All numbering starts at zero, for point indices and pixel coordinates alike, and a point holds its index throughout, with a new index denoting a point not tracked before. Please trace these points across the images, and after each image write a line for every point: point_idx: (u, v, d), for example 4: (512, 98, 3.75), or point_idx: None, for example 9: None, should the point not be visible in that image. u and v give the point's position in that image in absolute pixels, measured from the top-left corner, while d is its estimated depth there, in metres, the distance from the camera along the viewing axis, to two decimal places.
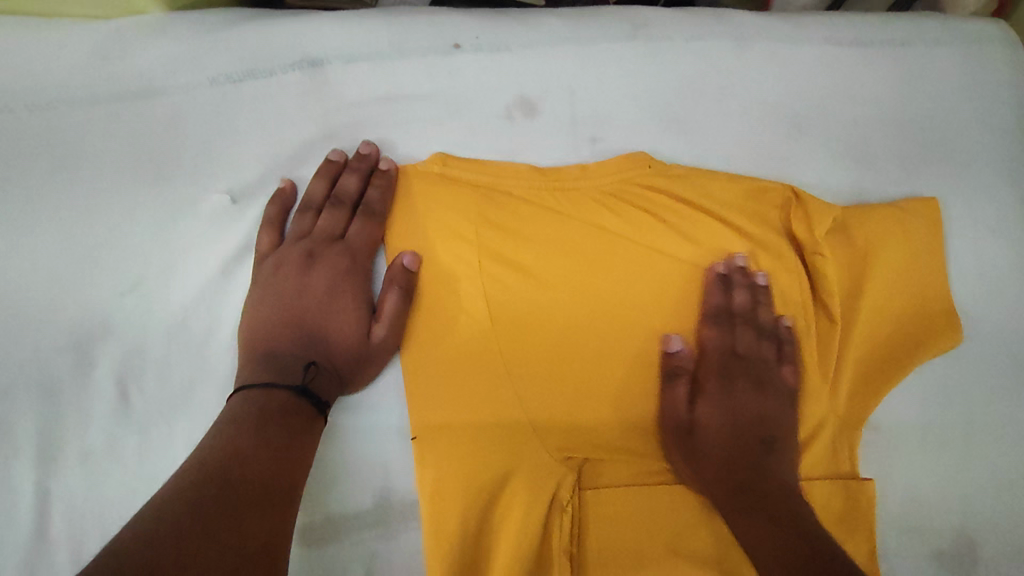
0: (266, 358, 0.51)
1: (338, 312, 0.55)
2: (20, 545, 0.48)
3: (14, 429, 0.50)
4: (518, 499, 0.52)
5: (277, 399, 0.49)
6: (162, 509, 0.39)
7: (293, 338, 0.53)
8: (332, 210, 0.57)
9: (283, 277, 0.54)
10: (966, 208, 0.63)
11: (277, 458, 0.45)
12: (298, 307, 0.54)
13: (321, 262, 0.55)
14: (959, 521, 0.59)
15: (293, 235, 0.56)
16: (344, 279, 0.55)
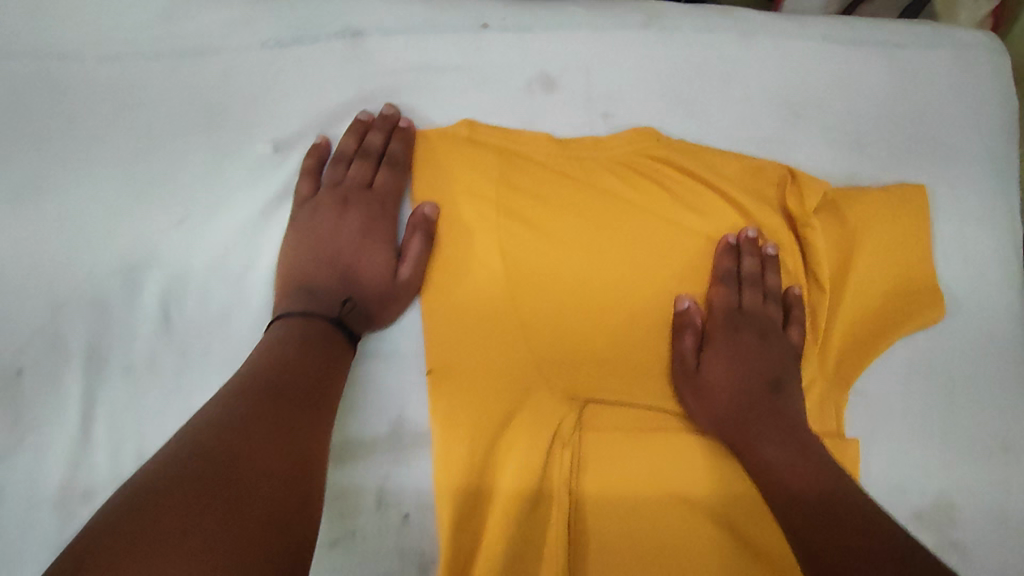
0: (306, 290, 0.57)
1: (370, 253, 0.60)
2: (69, 442, 0.53)
3: (67, 340, 0.55)
4: (524, 433, 0.57)
5: (315, 326, 0.55)
6: (218, 416, 0.45)
7: (329, 275, 0.59)
8: (361, 161, 0.62)
9: (321, 220, 0.60)
10: (951, 196, 0.68)
11: (309, 376, 0.50)
12: (333, 248, 0.60)
13: (354, 207, 0.61)
14: (937, 484, 0.63)
15: (328, 184, 0.62)
16: (375, 223, 0.61)
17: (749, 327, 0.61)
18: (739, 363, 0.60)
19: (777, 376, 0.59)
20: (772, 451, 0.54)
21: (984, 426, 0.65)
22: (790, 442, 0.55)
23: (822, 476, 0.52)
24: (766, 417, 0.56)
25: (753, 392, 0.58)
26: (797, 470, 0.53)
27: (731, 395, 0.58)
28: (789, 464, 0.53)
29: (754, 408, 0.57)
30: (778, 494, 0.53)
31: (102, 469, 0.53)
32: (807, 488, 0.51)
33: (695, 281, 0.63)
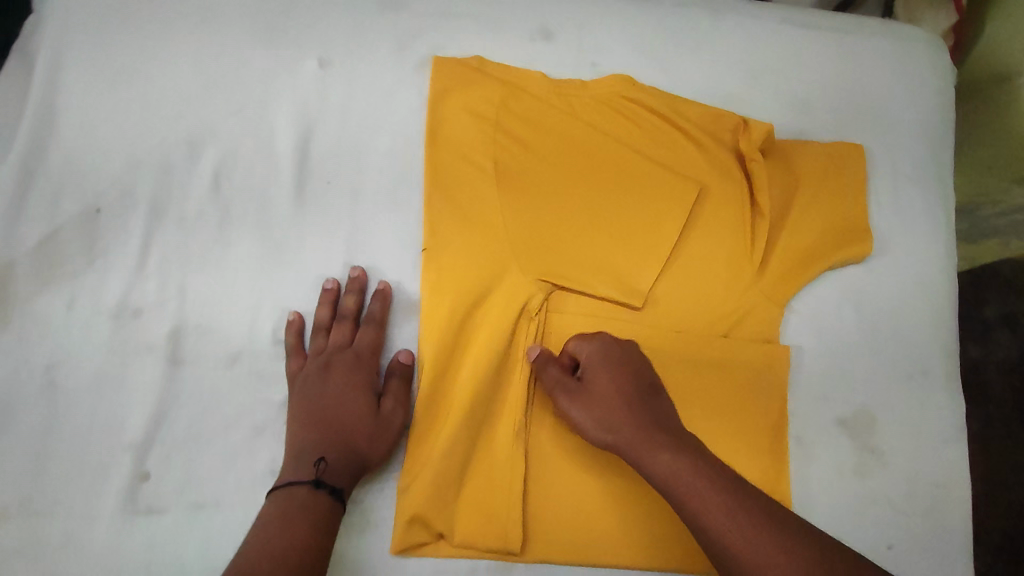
0: (291, 459, 0.59)
1: (348, 403, 0.63)
2: (128, 269, 0.65)
3: (135, 192, 0.67)
4: (496, 307, 0.67)
5: (297, 496, 0.56)
6: None
7: (311, 431, 0.61)
8: (338, 325, 0.66)
9: (305, 389, 0.63)
10: (887, 159, 0.79)
11: (299, 551, 0.52)
12: (321, 406, 0.62)
13: (335, 366, 0.64)
14: (861, 398, 0.72)
15: (313, 350, 0.65)
16: (354, 377, 0.64)
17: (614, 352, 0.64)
18: (615, 371, 0.63)
19: (646, 382, 0.63)
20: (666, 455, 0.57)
21: (906, 352, 0.74)
22: (683, 451, 0.57)
23: (714, 477, 0.55)
24: (646, 418, 0.60)
25: (630, 399, 0.61)
26: (689, 481, 0.55)
27: (613, 404, 0.61)
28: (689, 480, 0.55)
29: (637, 420, 0.60)
30: (680, 502, 0.55)
31: (151, 295, 0.65)
32: (705, 499, 0.54)
33: (656, 201, 0.73)
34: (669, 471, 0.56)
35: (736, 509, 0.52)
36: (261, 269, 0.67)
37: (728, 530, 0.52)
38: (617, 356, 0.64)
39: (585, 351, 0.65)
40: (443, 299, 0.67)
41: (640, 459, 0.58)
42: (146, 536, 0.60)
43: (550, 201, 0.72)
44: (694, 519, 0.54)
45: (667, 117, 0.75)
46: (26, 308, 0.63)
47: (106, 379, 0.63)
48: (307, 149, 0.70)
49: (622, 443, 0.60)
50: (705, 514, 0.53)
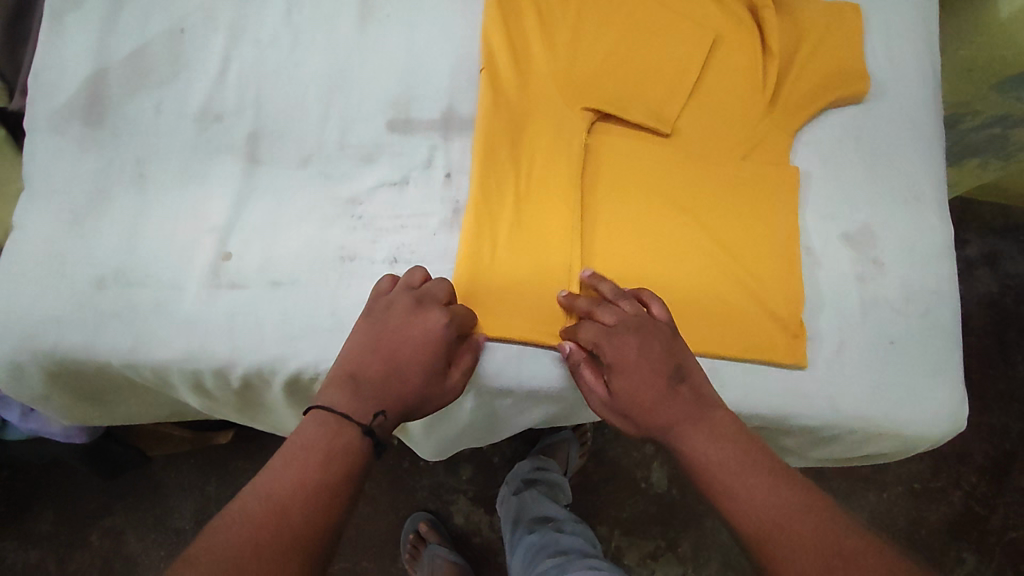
0: (349, 383, 0.60)
1: (420, 355, 0.63)
2: (210, 81, 0.72)
3: (217, 18, 0.74)
4: (540, 126, 0.75)
5: (346, 434, 0.57)
6: (230, 526, 0.49)
7: (380, 376, 0.62)
8: (441, 280, 0.66)
9: (387, 316, 0.63)
10: (882, 17, 0.87)
11: (331, 492, 0.53)
12: (394, 346, 0.63)
13: (428, 311, 0.64)
14: (866, 218, 0.79)
15: (404, 285, 0.66)
16: (438, 333, 0.63)
17: (626, 336, 0.65)
18: (637, 358, 0.64)
19: (669, 361, 0.65)
20: (701, 444, 0.60)
21: (903, 180, 0.81)
22: (711, 427, 0.61)
23: (736, 459, 0.58)
24: (678, 399, 0.63)
25: (656, 372, 0.64)
26: (721, 458, 0.59)
27: (644, 398, 0.64)
28: (718, 452, 0.59)
29: (665, 408, 0.63)
30: (706, 485, 0.59)
31: (230, 104, 0.71)
32: (736, 464, 0.58)
33: (681, 44, 0.81)
34: (698, 459, 0.60)
35: (747, 487, 0.56)
36: (329, 88, 0.74)
37: (745, 489, 0.56)
38: (630, 340, 0.65)
39: (591, 331, 0.66)
40: (498, 115, 0.74)
41: (680, 445, 0.62)
42: (228, 307, 0.65)
43: (587, 40, 0.80)
44: (718, 496, 0.57)
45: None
46: (120, 108, 0.70)
47: (190, 173, 0.69)
48: None
49: (655, 426, 0.63)
50: (726, 495, 0.57)
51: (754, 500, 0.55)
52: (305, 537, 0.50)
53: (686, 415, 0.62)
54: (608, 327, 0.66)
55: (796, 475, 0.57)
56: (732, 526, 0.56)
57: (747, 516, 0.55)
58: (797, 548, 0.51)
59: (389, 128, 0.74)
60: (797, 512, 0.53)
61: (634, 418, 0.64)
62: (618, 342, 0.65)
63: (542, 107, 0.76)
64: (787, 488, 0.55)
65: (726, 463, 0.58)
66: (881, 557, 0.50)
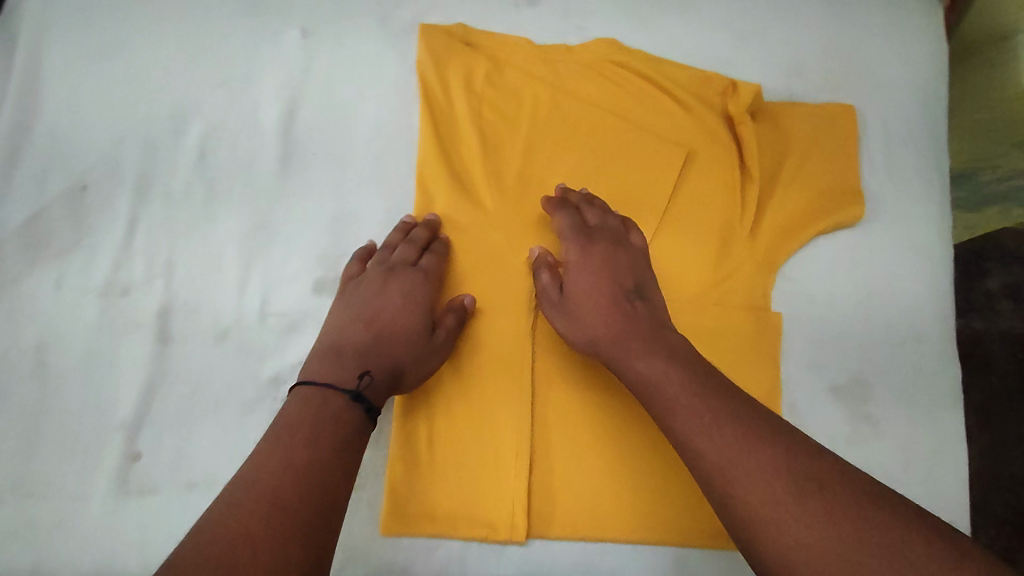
0: (334, 354, 0.59)
1: (403, 316, 0.62)
2: (114, 247, 0.65)
3: (122, 169, 0.66)
4: (483, 281, 0.67)
5: (332, 403, 0.55)
6: (216, 524, 0.46)
7: (363, 334, 0.61)
8: (408, 243, 0.66)
9: (362, 290, 0.64)
10: (879, 120, 0.77)
11: (325, 465, 0.51)
12: (374, 312, 0.62)
13: (398, 279, 0.64)
14: (857, 366, 0.71)
15: (374, 262, 0.65)
16: (414, 292, 0.64)
17: (598, 240, 0.65)
18: (596, 263, 0.64)
19: (632, 279, 0.63)
20: (642, 362, 0.57)
21: (899, 316, 0.73)
22: (653, 343, 0.58)
23: (692, 384, 0.54)
24: (631, 317, 0.60)
25: (614, 280, 0.63)
26: (672, 385, 0.55)
27: (594, 300, 0.62)
28: (663, 372, 0.56)
29: (613, 317, 0.60)
30: (651, 403, 0.56)
31: (139, 272, 0.64)
32: (684, 386, 0.54)
33: (645, 171, 0.72)
34: (648, 374, 0.56)
35: (706, 411, 0.52)
36: (248, 242, 0.66)
37: (702, 418, 0.52)
38: (601, 246, 0.65)
39: (563, 220, 0.67)
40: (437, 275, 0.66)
41: (618, 363, 0.59)
42: (137, 517, 0.59)
43: (540, 171, 0.71)
44: (671, 425, 0.53)
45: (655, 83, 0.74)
46: (17, 286, 0.63)
47: (96, 358, 0.62)
48: (283, 120, 0.69)
49: (597, 339, 0.60)
50: (678, 419, 0.53)
51: (710, 438, 0.51)
52: (307, 514, 0.48)
53: (636, 329, 0.59)
54: (587, 226, 0.66)
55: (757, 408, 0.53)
56: (687, 459, 0.52)
57: (707, 445, 0.51)
58: (762, 480, 0.48)
59: (315, 289, 0.66)
60: (761, 442, 0.50)
61: (581, 313, 0.61)
62: (586, 241, 0.65)
63: (488, 257, 0.68)
64: (741, 426, 0.51)
65: (673, 390, 0.54)
66: (844, 490, 0.47)
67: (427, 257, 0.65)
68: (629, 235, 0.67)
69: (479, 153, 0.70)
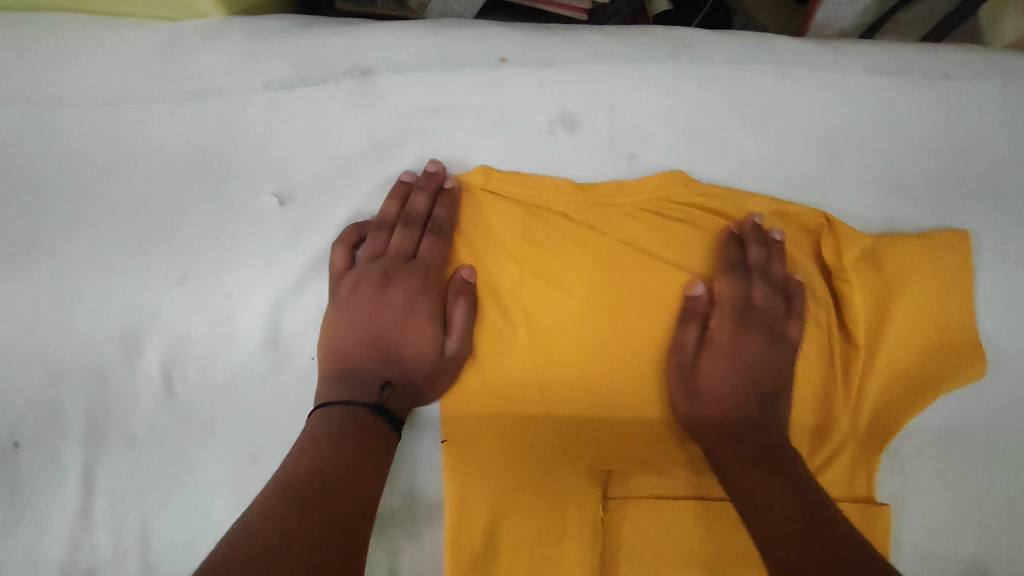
0: (344, 377, 0.52)
1: (415, 327, 0.55)
2: (68, 522, 0.51)
3: (66, 412, 0.52)
4: (530, 513, 0.53)
5: (356, 415, 0.50)
6: (250, 523, 0.40)
7: (370, 354, 0.54)
8: (404, 230, 0.57)
9: (358, 301, 0.55)
10: (997, 243, 0.62)
11: (358, 471, 0.47)
12: (376, 324, 0.55)
13: (397, 283, 0.56)
14: (975, 551, 0.59)
15: (366, 256, 0.57)
16: (420, 296, 0.56)
17: (758, 327, 0.58)
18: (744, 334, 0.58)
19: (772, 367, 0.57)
20: (753, 470, 0.50)
21: None
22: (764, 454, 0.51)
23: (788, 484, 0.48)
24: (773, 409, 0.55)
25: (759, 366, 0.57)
26: (777, 483, 0.48)
27: (714, 370, 0.56)
28: (763, 479, 0.49)
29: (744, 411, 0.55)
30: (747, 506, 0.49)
31: (103, 551, 0.50)
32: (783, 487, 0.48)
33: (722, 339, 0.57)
34: (754, 480, 0.49)
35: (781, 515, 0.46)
36: (236, 495, 0.51)
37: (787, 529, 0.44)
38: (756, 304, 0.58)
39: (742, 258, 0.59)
40: (488, 500, 0.53)
41: (726, 471, 0.52)
42: None
43: (592, 346, 0.56)
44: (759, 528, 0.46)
45: (752, 231, 0.59)
46: None
47: None
48: (260, 319, 0.54)
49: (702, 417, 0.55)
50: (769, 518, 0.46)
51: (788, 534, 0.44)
52: (341, 518, 0.43)
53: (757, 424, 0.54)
54: (744, 266, 0.59)
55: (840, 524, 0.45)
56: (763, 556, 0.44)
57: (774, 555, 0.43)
58: None
59: None
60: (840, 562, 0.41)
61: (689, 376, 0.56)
62: (684, 322, 0.57)
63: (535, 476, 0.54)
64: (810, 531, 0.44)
65: (772, 487, 0.48)
66: None
67: (429, 240, 0.57)
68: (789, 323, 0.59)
69: (525, 327, 0.56)
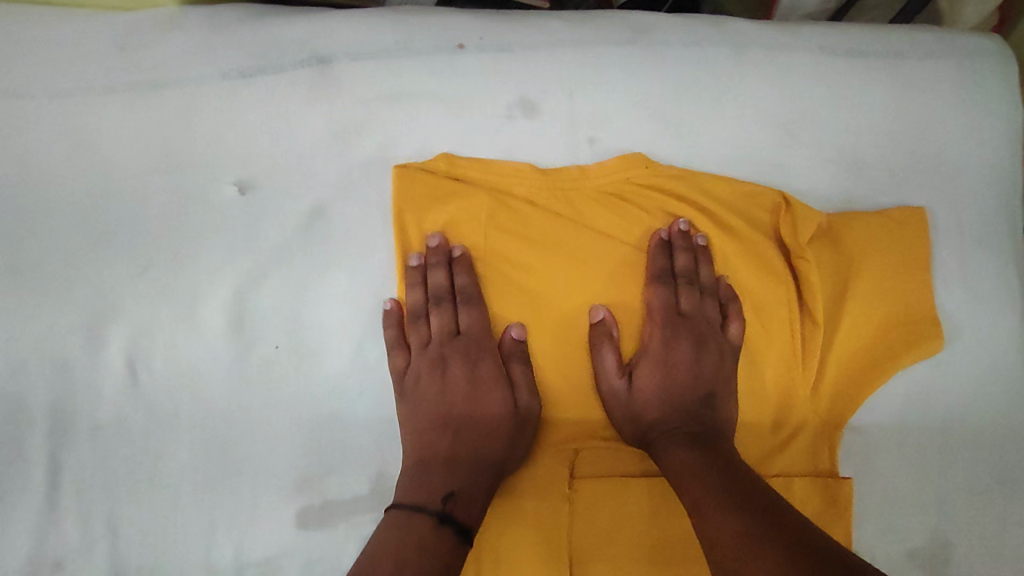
0: (417, 470, 0.52)
1: (488, 397, 0.55)
2: (33, 511, 0.51)
3: (30, 404, 0.53)
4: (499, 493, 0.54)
5: (418, 531, 0.48)
6: None
7: (440, 436, 0.54)
8: (439, 311, 0.57)
9: (426, 400, 0.55)
10: (952, 220, 0.64)
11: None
12: (449, 413, 0.55)
13: (452, 361, 0.57)
14: (936, 523, 0.60)
15: (416, 346, 0.57)
16: (477, 371, 0.56)
17: (683, 333, 0.58)
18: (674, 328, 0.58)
19: (696, 375, 0.57)
20: (679, 452, 0.52)
21: (985, 461, 0.61)
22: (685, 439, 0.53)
23: (711, 467, 0.50)
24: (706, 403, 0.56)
25: (686, 365, 0.57)
26: (700, 471, 0.50)
27: (683, 370, 0.57)
28: (694, 463, 0.51)
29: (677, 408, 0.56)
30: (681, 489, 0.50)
31: (70, 540, 0.51)
32: (710, 467, 0.50)
33: (684, 319, 0.59)
34: (681, 461, 0.51)
35: (713, 491, 0.48)
36: (202, 478, 0.52)
37: (730, 501, 0.46)
38: (686, 300, 0.59)
39: (659, 261, 0.59)
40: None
41: (660, 453, 0.54)
42: None
43: (558, 317, 0.57)
44: (699, 503, 0.48)
45: (679, 238, 0.59)
46: None
47: None
48: (223, 307, 0.55)
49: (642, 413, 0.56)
50: (710, 491, 0.48)
51: (726, 506, 0.46)
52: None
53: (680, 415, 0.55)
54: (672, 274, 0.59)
55: (764, 496, 0.47)
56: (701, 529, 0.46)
57: (714, 522, 0.45)
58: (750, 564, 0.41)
59: (299, 523, 0.53)
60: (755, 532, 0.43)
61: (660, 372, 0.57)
62: (672, 334, 0.58)
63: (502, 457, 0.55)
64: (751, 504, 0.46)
65: (698, 468, 0.50)
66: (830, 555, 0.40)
67: (443, 300, 0.57)
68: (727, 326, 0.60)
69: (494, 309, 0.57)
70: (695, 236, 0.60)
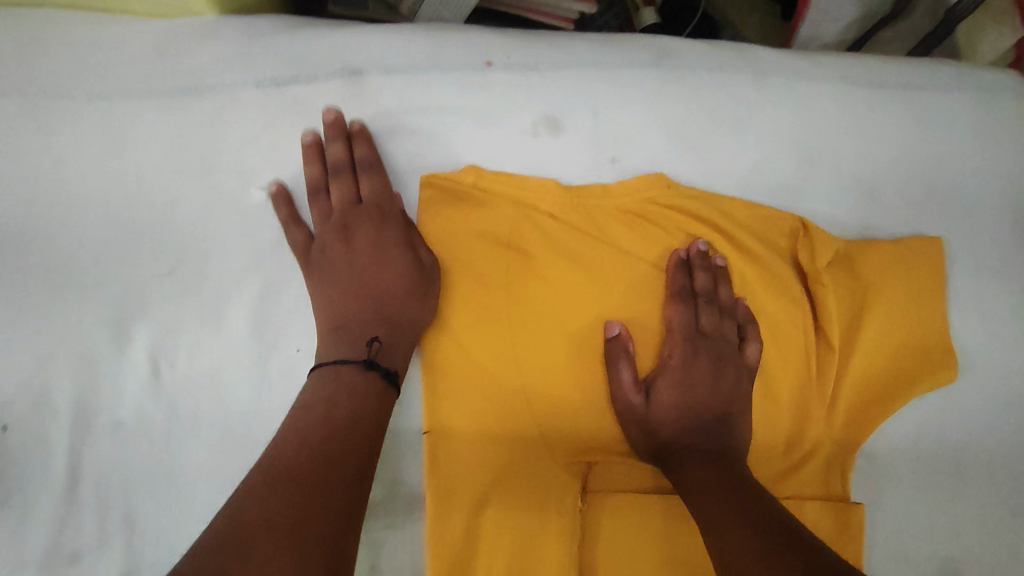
0: (339, 331, 0.55)
1: (390, 259, 0.58)
2: (53, 503, 0.51)
3: (53, 397, 0.53)
4: (507, 503, 0.54)
5: (345, 378, 0.52)
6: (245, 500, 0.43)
7: (348, 305, 0.56)
8: (338, 181, 0.59)
9: (334, 265, 0.57)
10: (967, 251, 0.64)
11: (334, 453, 0.47)
12: (360, 280, 0.58)
13: (357, 231, 0.59)
14: (948, 553, 0.60)
15: (317, 220, 0.59)
16: (384, 236, 0.58)
17: (702, 352, 0.59)
18: (692, 348, 0.59)
19: (715, 397, 0.57)
20: (693, 469, 0.53)
21: (998, 492, 0.61)
22: (700, 456, 0.54)
23: (726, 485, 0.50)
24: (723, 427, 0.56)
25: (703, 385, 0.58)
26: (715, 490, 0.50)
27: (702, 390, 0.58)
28: (709, 482, 0.51)
29: (694, 429, 0.56)
30: (696, 508, 0.50)
31: (88, 534, 0.51)
32: (722, 487, 0.50)
33: (701, 340, 0.59)
34: (697, 481, 0.52)
35: (727, 509, 0.48)
36: (219, 478, 0.53)
37: (745, 520, 0.47)
38: (706, 320, 0.60)
39: (680, 281, 0.60)
40: (469, 488, 0.54)
41: (676, 472, 0.54)
42: None
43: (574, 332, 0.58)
44: (713, 521, 0.48)
45: (698, 258, 0.60)
46: None
47: None
48: (248, 308, 0.56)
49: (658, 428, 0.56)
50: (722, 509, 0.48)
51: (738, 523, 0.46)
52: (331, 503, 0.44)
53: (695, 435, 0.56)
54: (693, 293, 0.60)
55: (777, 515, 0.47)
56: (715, 546, 0.47)
57: (727, 540, 0.46)
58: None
59: None
60: (767, 549, 0.43)
61: (678, 389, 0.58)
62: (692, 353, 0.59)
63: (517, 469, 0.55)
64: (764, 523, 0.46)
65: (716, 485, 0.50)
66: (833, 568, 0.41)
67: (336, 149, 0.58)
68: (745, 348, 0.60)
69: (514, 323, 0.57)
70: (714, 256, 0.61)
